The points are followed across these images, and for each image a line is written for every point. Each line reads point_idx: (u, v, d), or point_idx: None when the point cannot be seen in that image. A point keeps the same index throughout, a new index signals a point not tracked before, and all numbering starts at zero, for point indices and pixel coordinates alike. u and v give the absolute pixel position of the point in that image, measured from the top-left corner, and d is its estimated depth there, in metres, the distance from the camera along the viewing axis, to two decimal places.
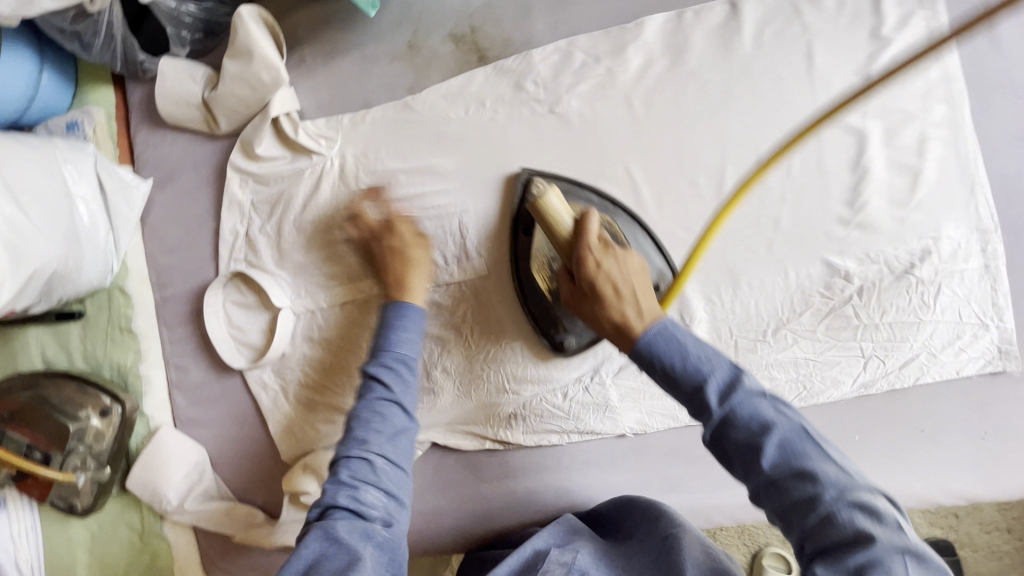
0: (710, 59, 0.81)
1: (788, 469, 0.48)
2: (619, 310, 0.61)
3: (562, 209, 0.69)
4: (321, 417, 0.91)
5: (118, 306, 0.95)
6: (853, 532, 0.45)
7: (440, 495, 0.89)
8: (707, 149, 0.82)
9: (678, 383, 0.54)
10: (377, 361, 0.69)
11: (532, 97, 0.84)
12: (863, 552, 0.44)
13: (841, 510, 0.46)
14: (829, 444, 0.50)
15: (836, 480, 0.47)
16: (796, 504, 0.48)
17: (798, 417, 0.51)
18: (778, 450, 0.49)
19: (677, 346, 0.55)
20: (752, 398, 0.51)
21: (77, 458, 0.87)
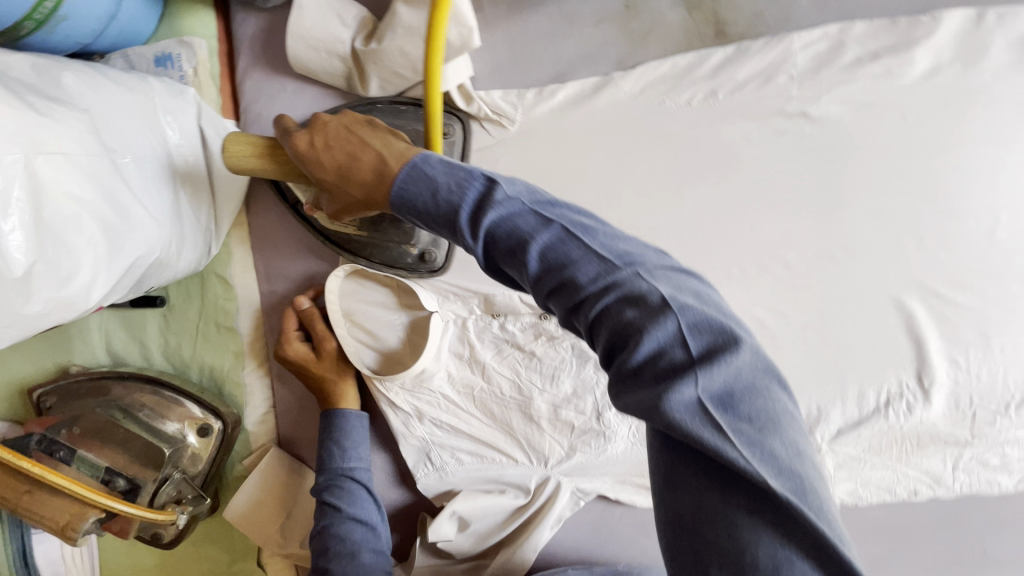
0: (1006, 73, 0.66)
1: (572, 279, 0.42)
2: (370, 158, 0.54)
3: (246, 155, 0.62)
4: (463, 448, 0.76)
5: (212, 295, 0.77)
6: (626, 324, 0.40)
7: (601, 553, 0.76)
8: (985, 183, 0.67)
9: (436, 221, 0.49)
10: (321, 481, 0.72)
11: (782, 93, 0.67)
12: (649, 344, 0.39)
13: (608, 303, 0.41)
14: (619, 242, 0.44)
15: (612, 269, 0.42)
16: (573, 310, 0.43)
17: (560, 216, 0.45)
18: (575, 282, 0.42)
19: (425, 183, 0.49)
20: (508, 207, 0.46)
21: (170, 487, 0.71)
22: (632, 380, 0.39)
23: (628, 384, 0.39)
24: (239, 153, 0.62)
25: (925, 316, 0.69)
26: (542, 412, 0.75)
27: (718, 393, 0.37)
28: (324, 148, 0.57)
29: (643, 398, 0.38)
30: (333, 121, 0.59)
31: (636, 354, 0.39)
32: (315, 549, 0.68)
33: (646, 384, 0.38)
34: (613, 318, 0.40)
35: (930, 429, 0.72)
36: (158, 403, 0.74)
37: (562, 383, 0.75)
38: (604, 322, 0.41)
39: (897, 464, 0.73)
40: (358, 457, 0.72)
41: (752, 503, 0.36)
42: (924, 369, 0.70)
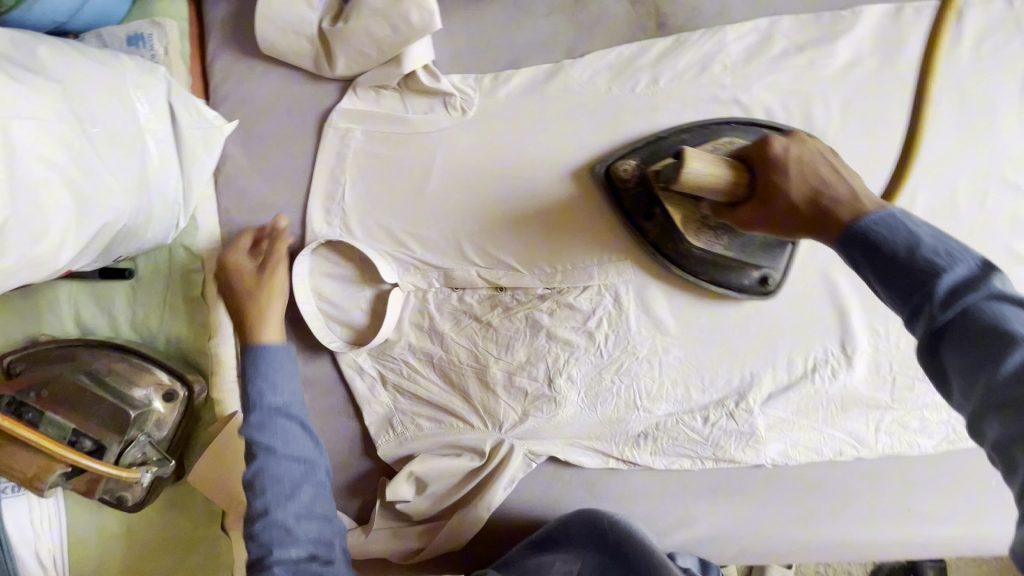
0: (920, 65, 0.72)
1: (919, 267, 0.41)
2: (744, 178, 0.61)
3: (705, 167, 0.62)
4: (423, 414, 0.81)
5: (180, 267, 0.80)
6: (962, 301, 0.39)
7: (550, 511, 0.81)
8: None
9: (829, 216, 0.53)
10: (249, 422, 0.68)
11: (717, 81, 0.72)
12: (1014, 336, 0.36)
13: (959, 290, 0.39)
14: (950, 244, 0.41)
15: (975, 265, 0.40)
16: (908, 296, 0.41)
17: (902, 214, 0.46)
18: (899, 258, 0.42)
19: (893, 228, 0.44)
20: (887, 217, 0.45)
21: (136, 448, 0.73)
22: (964, 347, 0.38)
23: (970, 348, 0.37)
24: (720, 171, 0.61)
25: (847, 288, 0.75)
26: (498, 379, 0.80)
27: None
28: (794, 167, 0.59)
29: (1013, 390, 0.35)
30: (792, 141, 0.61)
31: (981, 341, 0.37)
32: (250, 489, 0.65)
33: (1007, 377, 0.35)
34: (962, 311, 0.38)
35: (854, 392, 0.77)
36: (125, 369, 0.76)
37: (517, 352, 0.79)
38: (937, 309, 0.39)
39: (826, 426, 0.77)
40: (283, 391, 0.69)
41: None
42: (845, 336, 0.76)
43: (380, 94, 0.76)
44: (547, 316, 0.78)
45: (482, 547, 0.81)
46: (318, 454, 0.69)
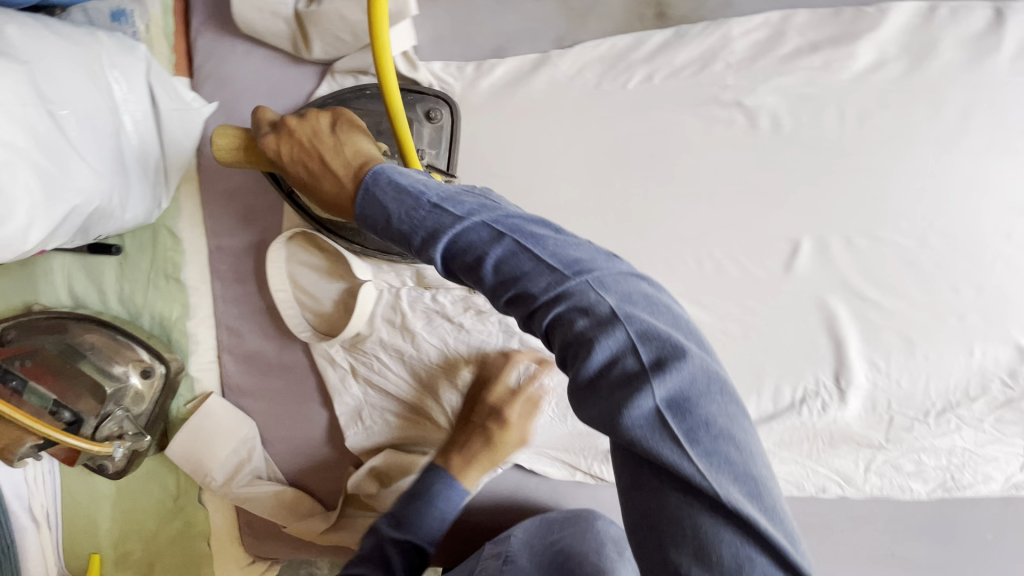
0: (954, 71, 0.63)
1: (401, 230, 0.46)
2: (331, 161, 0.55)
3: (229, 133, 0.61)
4: (391, 410, 0.80)
5: (162, 247, 0.80)
6: (577, 334, 0.40)
7: (513, 517, 0.80)
8: (921, 186, 0.65)
9: (399, 238, 0.46)
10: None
11: (717, 81, 0.66)
12: (484, 260, 0.42)
13: (582, 327, 0.39)
14: (462, 197, 0.46)
15: (478, 225, 0.43)
16: (541, 330, 0.42)
17: (509, 214, 0.44)
18: (516, 293, 0.42)
19: (390, 203, 0.47)
20: (467, 223, 0.43)
21: (113, 422, 0.76)
22: (590, 397, 0.38)
23: (589, 400, 0.38)
24: (222, 138, 0.60)
25: (847, 317, 0.68)
26: (467, 381, 0.78)
27: (672, 395, 0.37)
28: (337, 145, 0.56)
29: (539, 318, 0.41)
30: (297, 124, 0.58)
31: (478, 274, 0.43)
32: None
33: (532, 308, 0.41)
34: (451, 264, 0.44)
35: (844, 427, 0.71)
36: (105, 345, 0.78)
37: (487, 357, 0.77)
38: (447, 264, 0.44)
39: (808, 460, 0.73)
40: None
41: (672, 424, 0.36)
42: (841, 369, 0.69)
43: (359, 79, 0.72)
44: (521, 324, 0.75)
45: (445, 544, 0.81)
46: None
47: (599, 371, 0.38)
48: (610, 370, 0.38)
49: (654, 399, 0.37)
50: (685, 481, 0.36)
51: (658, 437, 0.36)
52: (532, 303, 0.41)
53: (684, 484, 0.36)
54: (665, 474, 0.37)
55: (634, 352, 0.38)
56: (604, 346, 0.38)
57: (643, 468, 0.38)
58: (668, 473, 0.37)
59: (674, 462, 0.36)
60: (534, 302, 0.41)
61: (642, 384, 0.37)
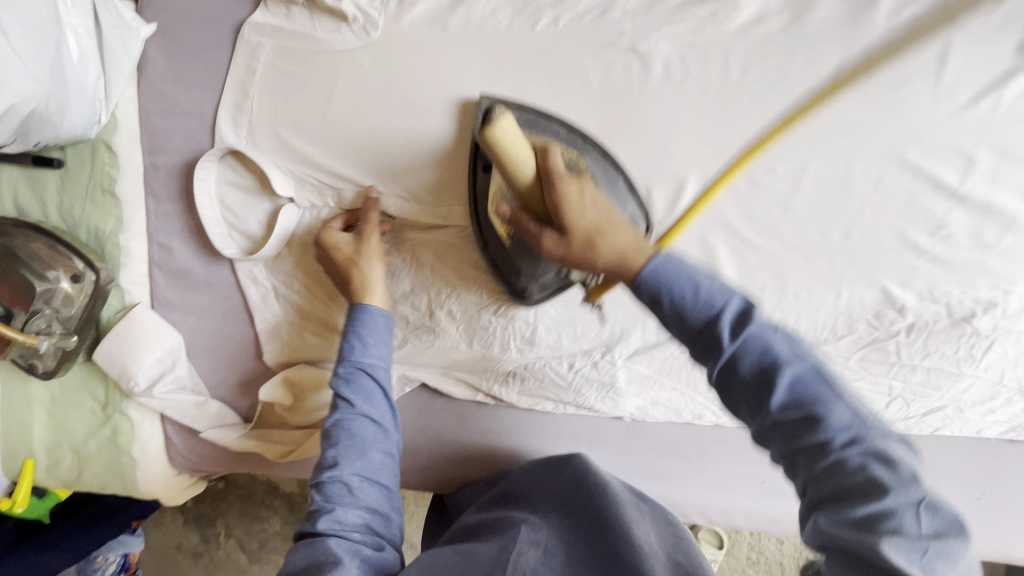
0: (833, 28, 0.68)
1: (701, 309, 0.49)
2: (607, 238, 0.55)
3: (514, 137, 0.56)
4: (310, 329, 0.85)
5: (100, 162, 0.84)
6: (866, 479, 0.40)
7: (419, 433, 0.85)
8: (798, 134, 0.71)
9: (684, 320, 0.49)
10: (337, 374, 0.70)
11: (615, 27, 0.71)
12: (779, 373, 0.45)
13: (852, 460, 0.41)
14: (729, 288, 0.50)
15: (734, 296, 0.49)
16: (795, 452, 0.44)
17: (812, 358, 0.45)
18: (738, 378, 0.47)
19: (685, 280, 0.50)
20: (763, 331, 0.47)
21: (42, 320, 0.81)
22: (834, 511, 0.41)
23: (836, 526, 0.40)
24: (521, 156, 0.57)
25: (725, 254, 0.75)
26: (381, 304, 0.84)
27: (927, 530, 0.37)
28: (609, 229, 0.56)
29: (813, 447, 0.43)
30: (572, 187, 0.57)
31: (765, 389, 0.45)
32: (325, 438, 0.66)
33: (806, 434, 0.43)
34: (733, 365, 0.47)
35: None
36: (40, 248, 0.82)
37: (401, 282, 0.82)
38: (721, 375, 0.48)
39: (684, 388, 0.79)
40: (371, 354, 0.71)
41: (914, 568, 0.36)
42: None
43: (290, 9, 0.77)
44: (432, 254, 0.81)
45: None
46: (385, 425, 0.69)
47: (869, 516, 0.39)
48: (882, 522, 0.38)
49: (929, 550, 0.37)
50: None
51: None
52: (824, 435, 0.42)
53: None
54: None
55: (916, 514, 0.38)
56: (893, 500, 0.38)
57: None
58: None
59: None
60: (827, 436, 0.42)
61: (921, 543, 0.37)
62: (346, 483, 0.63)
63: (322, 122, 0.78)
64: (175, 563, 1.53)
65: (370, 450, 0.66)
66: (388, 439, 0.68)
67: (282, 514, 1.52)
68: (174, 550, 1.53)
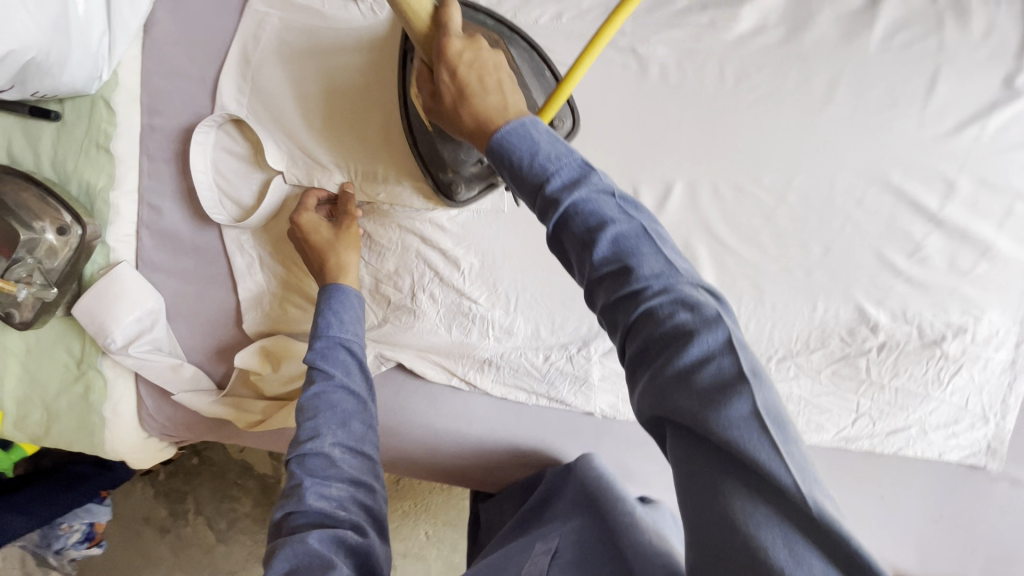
0: (826, 45, 0.70)
1: (537, 176, 0.49)
2: (491, 100, 0.57)
3: None
4: (291, 300, 0.85)
5: (97, 118, 0.84)
6: (675, 326, 0.41)
7: (390, 414, 0.85)
8: (786, 147, 0.72)
9: (522, 182, 0.49)
10: (314, 349, 0.70)
11: (615, 27, 0.73)
12: (603, 232, 0.45)
13: (662, 305, 0.42)
14: (572, 157, 0.50)
15: (579, 166, 0.49)
16: (621, 301, 0.44)
17: (642, 219, 0.47)
18: (575, 235, 0.46)
19: (527, 142, 0.50)
20: (594, 196, 0.47)
21: (23, 269, 0.81)
22: (661, 376, 0.41)
23: (673, 388, 0.40)
24: (422, 7, 0.58)
25: (706, 259, 0.76)
26: (364, 280, 0.84)
27: (763, 407, 0.38)
28: (482, 90, 0.58)
29: (627, 298, 0.44)
30: (457, 47, 0.58)
31: (591, 245, 0.46)
32: (303, 414, 0.65)
33: (621, 287, 0.44)
34: (562, 227, 0.47)
35: None
36: (29, 199, 0.82)
37: (385, 260, 0.83)
38: (559, 231, 0.48)
39: None
40: (342, 329, 0.72)
41: (765, 417, 0.37)
42: None
43: None
44: (417, 237, 0.82)
45: None
46: (366, 399, 0.68)
47: (691, 368, 0.40)
48: (701, 371, 0.39)
49: (756, 405, 0.37)
50: (739, 456, 0.36)
51: (744, 426, 0.36)
52: (636, 285, 0.44)
53: (748, 472, 0.36)
54: (699, 410, 0.38)
55: (725, 352, 0.39)
56: (704, 343, 0.40)
57: (707, 462, 0.38)
58: (730, 454, 0.37)
59: (757, 451, 0.36)
60: (639, 285, 0.44)
61: (740, 385, 0.38)
62: (328, 456, 0.62)
63: (323, 94, 0.79)
64: (142, 534, 1.53)
65: (350, 420, 0.65)
66: (369, 411, 0.68)
67: (255, 496, 1.50)
68: (140, 522, 1.52)
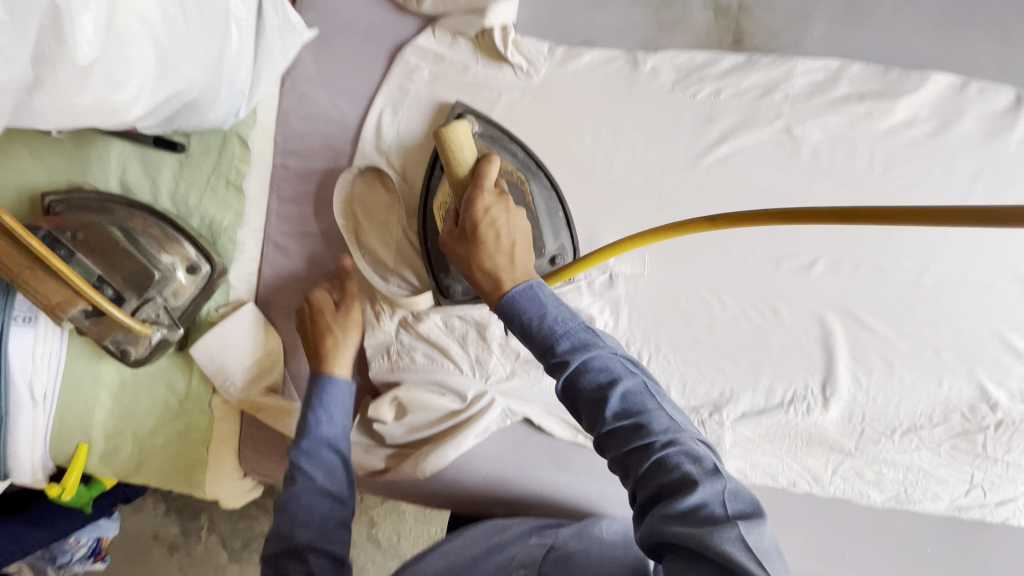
0: (970, 142, 0.74)
1: (545, 338, 0.51)
2: (502, 259, 0.57)
3: (465, 146, 0.64)
4: (418, 350, 0.85)
5: (230, 155, 0.83)
6: (680, 475, 0.43)
7: (513, 467, 0.86)
8: (924, 233, 0.76)
9: (532, 341, 0.51)
10: (299, 446, 0.70)
11: (775, 109, 0.76)
12: (613, 388, 0.47)
13: (668, 455, 0.44)
14: (577, 318, 0.52)
15: (582, 326, 0.51)
16: (631, 453, 0.46)
17: (643, 374, 0.49)
18: (591, 393, 0.48)
19: (536, 304, 0.52)
20: (604, 353, 0.49)
21: (152, 308, 0.78)
22: (676, 522, 0.41)
23: (675, 528, 0.41)
24: (465, 157, 0.64)
25: (841, 333, 0.78)
26: (495, 336, 0.83)
27: (766, 550, 0.40)
28: (495, 246, 0.59)
29: (639, 451, 0.45)
30: (484, 198, 0.61)
31: (600, 403, 0.47)
32: (281, 512, 0.67)
33: (632, 441, 0.46)
34: (572, 383, 0.49)
35: (822, 430, 0.80)
36: (156, 234, 0.80)
37: None
38: (569, 387, 0.49)
39: (786, 456, 0.82)
40: (330, 428, 0.72)
41: (751, 542, 0.39)
42: (828, 378, 0.79)
43: (456, 40, 0.80)
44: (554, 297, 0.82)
45: (442, 484, 0.86)
46: (347, 503, 0.70)
47: (687, 511, 0.41)
48: (698, 513, 0.41)
49: (742, 531, 0.40)
50: None
51: (732, 541, 0.39)
52: (647, 439, 0.45)
53: None
54: (694, 548, 0.40)
55: (723, 502, 0.42)
56: (702, 491, 0.42)
57: None
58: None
59: (749, 568, 0.38)
60: (650, 439, 0.45)
61: (732, 524, 0.40)
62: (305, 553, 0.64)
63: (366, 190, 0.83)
64: (149, 552, 1.44)
65: (325, 517, 0.67)
66: (345, 509, 0.69)
67: (272, 516, 1.41)
68: (148, 538, 1.43)
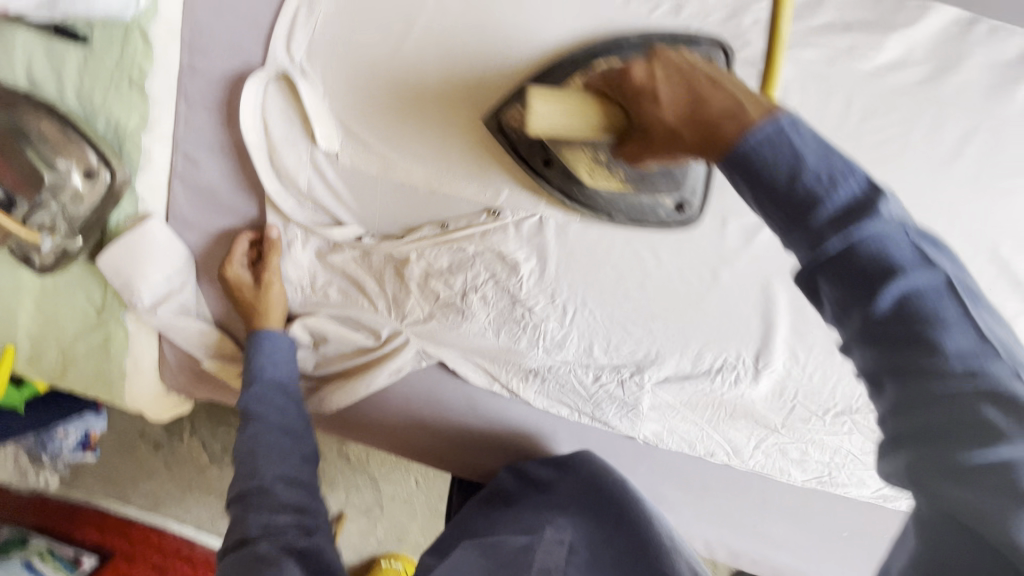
0: (970, 95, 0.62)
1: (783, 182, 0.38)
2: (720, 94, 0.42)
3: (546, 104, 0.51)
4: (335, 284, 0.81)
5: (131, 51, 0.74)
6: (939, 366, 0.35)
7: (429, 410, 0.83)
8: (897, 200, 0.66)
9: (758, 186, 0.39)
10: (248, 392, 0.73)
11: (743, 37, 0.64)
12: (859, 252, 0.36)
13: (924, 338, 0.35)
14: (805, 129, 0.38)
15: (818, 155, 0.38)
16: (867, 324, 0.37)
17: (899, 221, 0.37)
18: (792, 187, 0.37)
19: (788, 151, 0.37)
20: (852, 191, 0.37)
21: (45, 214, 0.76)
22: (949, 459, 0.34)
23: (952, 454, 0.34)
24: (559, 115, 0.51)
25: (785, 306, 0.70)
26: (413, 276, 0.78)
27: None
28: (709, 84, 0.44)
29: (876, 324, 0.36)
30: (646, 71, 0.47)
31: (842, 258, 0.37)
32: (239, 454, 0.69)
33: (877, 319, 0.36)
34: (803, 218, 0.37)
35: (748, 405, 0.75)
36: (51, 133, 0.75)
37: (444, 257, 0.76)
38: (782, 211, 0.38)
39: (707, 426, 0.77)
40: (278, 371, 0.76)
41: None
42: (763, 351, 0.72)
43: None
44: (477, 241, 0.75)
45: (355, 418, 0.85)
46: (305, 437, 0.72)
47: (953, 399, 0.34)
48: (970, 413, 0.34)
49: None
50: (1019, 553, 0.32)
51: None
52: (887, 312, 0.36)
53: None
54: (930, 440, 0.35)
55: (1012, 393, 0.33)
56: (981, 395, 0.34)
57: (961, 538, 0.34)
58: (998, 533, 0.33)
59: None
60: (886, 310, 0.36)
61: None
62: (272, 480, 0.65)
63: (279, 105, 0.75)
64: (136, 449, 1.36)
65: (284, 457, 0.68)
66: (302, 441, 0.71)
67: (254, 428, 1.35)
68: (134, 436, 1.36)
